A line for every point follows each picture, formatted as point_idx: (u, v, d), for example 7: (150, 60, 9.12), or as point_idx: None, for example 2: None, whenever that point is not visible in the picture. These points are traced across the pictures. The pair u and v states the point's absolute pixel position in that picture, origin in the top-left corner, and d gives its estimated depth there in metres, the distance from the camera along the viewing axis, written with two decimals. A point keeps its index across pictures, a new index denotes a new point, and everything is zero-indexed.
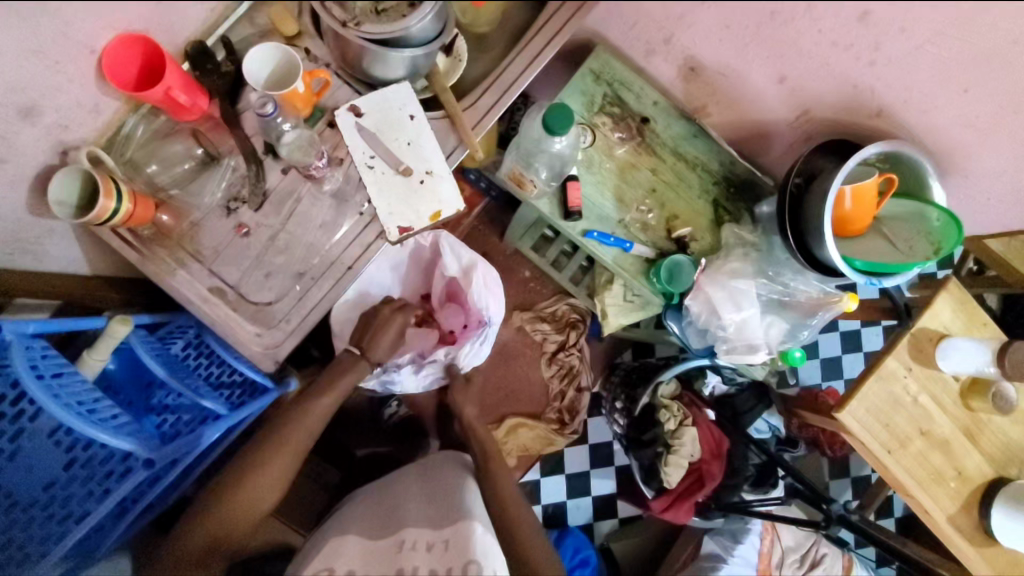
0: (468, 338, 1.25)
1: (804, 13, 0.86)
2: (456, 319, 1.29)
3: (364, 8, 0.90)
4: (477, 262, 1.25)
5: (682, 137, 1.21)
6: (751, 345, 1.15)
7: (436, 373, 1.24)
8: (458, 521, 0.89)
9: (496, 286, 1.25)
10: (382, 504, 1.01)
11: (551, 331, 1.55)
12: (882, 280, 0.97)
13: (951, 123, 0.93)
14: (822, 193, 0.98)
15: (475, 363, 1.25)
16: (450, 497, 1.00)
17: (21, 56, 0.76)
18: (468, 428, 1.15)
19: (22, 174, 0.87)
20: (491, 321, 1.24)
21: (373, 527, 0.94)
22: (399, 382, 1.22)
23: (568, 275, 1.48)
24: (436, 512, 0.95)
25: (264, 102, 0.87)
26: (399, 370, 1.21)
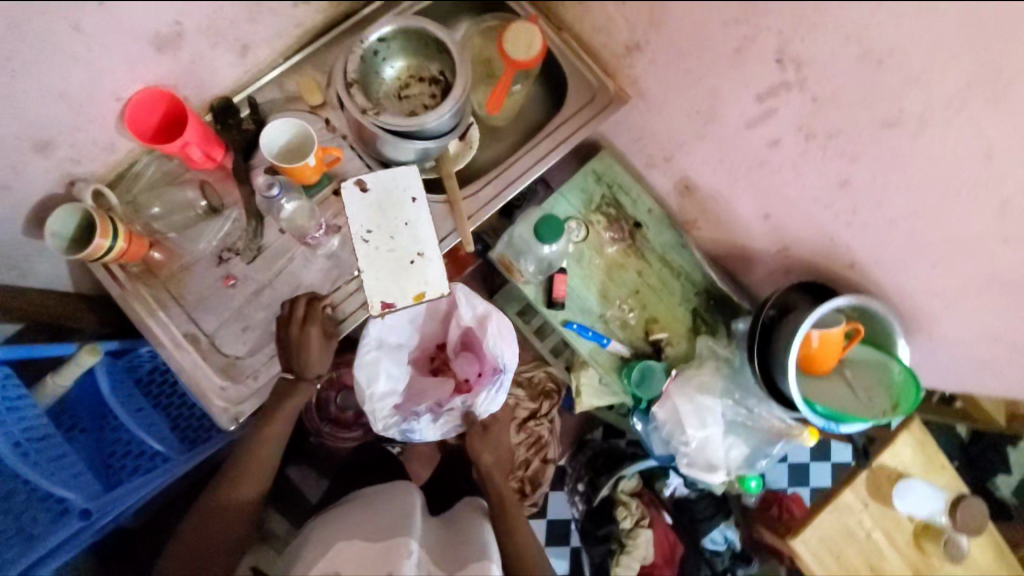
0: (484, 386, 1.18)
1: (790, 169, 0.97)
2: (472, 366, 1.25)
3: (387, 92, 1.04)
4: (491, 312, 1.16)
5: (671, 246, 1.25)
6: (710, 464, 1.16)
7: (455, 422, 1.19)
8: (471, 560, 0.97)
9: (510, 335, 1.14)
10: (385, 513, 1.05)
11: (525, 397, 1.46)
12: (839, 425, 1.00)
13: (916, 290, 0.98)
14: (792, 331, 1.02)
15: (494, 409, 1.18)
16: (456, 537, 1.07)
17: (49, 98, 0.79)
18: (488, 472, 1.16)
19: (24, 201, 0.89)
20: (505, 369, 1.14)
21: (376, 533, 0.99)
22: (419, 431, 1.16)
23: (549, 344, 1.43)
24: (442, 552, 1.02)
25: (270, 184, 0.93)
26: (418, 419, 1.16)
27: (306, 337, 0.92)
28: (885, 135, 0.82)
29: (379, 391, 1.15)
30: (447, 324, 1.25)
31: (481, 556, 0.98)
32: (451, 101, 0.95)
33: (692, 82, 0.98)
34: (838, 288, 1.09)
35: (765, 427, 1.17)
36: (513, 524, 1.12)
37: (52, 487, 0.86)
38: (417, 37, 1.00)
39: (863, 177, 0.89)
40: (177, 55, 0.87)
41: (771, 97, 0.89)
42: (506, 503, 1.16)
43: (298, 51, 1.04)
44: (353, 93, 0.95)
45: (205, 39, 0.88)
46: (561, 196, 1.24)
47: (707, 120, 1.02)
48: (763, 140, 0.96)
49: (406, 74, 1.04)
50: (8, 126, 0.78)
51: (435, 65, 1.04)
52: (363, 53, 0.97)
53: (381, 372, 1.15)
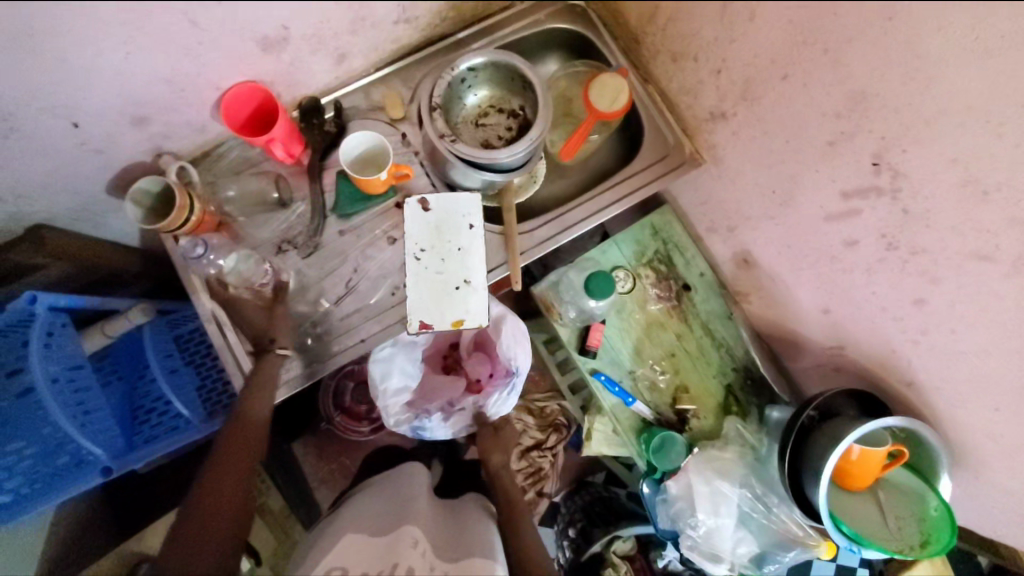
0: (496, 388, 1.16)
1: (861, 272, 0.92)
2: (484, 365, 1.20)
3: (466, 118, 1.06)
4: (507, 315, 1.13)
5: (717, 316, 1.21)
6: (716, 554, 1.11)
7: (464, 422, 1.19)
8: (476, 556, 0.90)
9: (524, 339, 1.11)
10: (393, 502, 1.03)
11: (533, 426, 1.43)
12: (862, 549, 0.95)
13: (975, 428, 0.91)
14: (831, 438, 0.97)
15: (505, 412, 1.16)
16: (463, 531, 1.01)
17: (154, 81, 0.85)
18: (497, 472, 1.16)
19: (114, 164, 0.95)
20: (518, 372, 1.12)
21: (384, 525, 0.94)
22: (429, 429, 1.15)
23: (569, 380, 1.39)
24: (444, 542, 0.94)
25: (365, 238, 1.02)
26: (429, 417, 1.14)
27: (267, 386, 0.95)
28: (971, 266, 0.77)
29: (392, 387, 1.11)
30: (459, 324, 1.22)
31: (486, 552, 0.92)
32: (527, 141, 0.96)
33: (772, 162, 0.96)
34: (889, 401, 1.02)
35: (778, 528, 1.11)
36: (523, 536, 1.05)
37: (81, 438, 0.93)
38: (505, 71, 1.02)
39: (940, 300, 0.83)
40: (278, 56, 0.92)
41: (857, 198, 0.86)
42: (515, 503, 1.13)
43: (389, 65, 1.07)
44: (434, 117, 0.97)
45: (307, 45, 0.93)
46: (614, 242, 1.21)
47: (782, 202, 0.99)
48: (838, 237, 0.92)
49: (488, 103, 1.07)
50: (111, 99, 0.84)
51: (516, 99, 1.06)
52: (451, 80, 0.99)
53: (395, 369, 1.11)
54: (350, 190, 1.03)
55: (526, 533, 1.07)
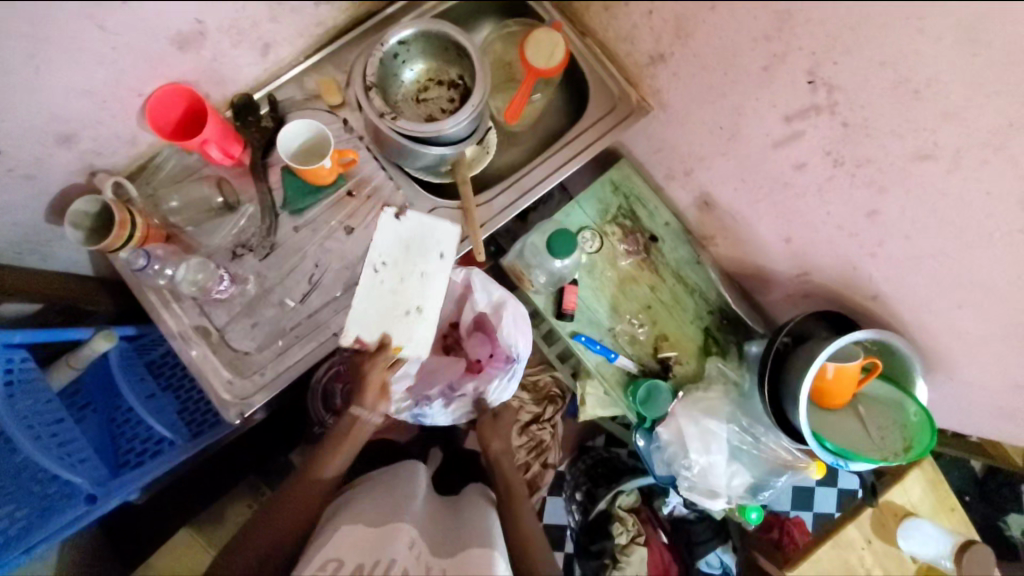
0: (495, 372, 1.16)
1: (814, 194, 0.93)
2: (484, 347, 1.18)
3: (406, 95, 1.04)
4: (508, 300, 1.13)
5: (687, 262, 1.22)
6: (712, 490, 1.14)
7: (465, 409, 1.19)
8: (478, 546, 0.91)
9: (527, 327, 1.13)
10: (387, 496, 1.02)
11: (529, 400, 1.43)
12: (848, 462, 0.98)
13: (940, 329, 0.94)
14: (806, 361, 0.99)
15: (505, 398, 1.18)
16: (459, 526, 1.01)
17: (71, 96, 0.82)
18: (497, 459, 1.14)
19: (46, 190, 0.92)
20: (519, 359, 1.13)
21: (377, 517, 0.94)
22: (430, 417, 1.17)
23: (556, 350, 1.40)
24: (443, 539, 0.96)
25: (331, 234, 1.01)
26: (430, 405, 1.16)
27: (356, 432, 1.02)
28: (915, 167, 0.80)
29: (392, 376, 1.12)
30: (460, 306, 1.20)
31: (486, 542, 0.93)
32: (469, 108, 0.94)
33: (715, 98, 0.96)
34: (858, 318, 1.05)
35: (770, 457, 1.14)
36: (521, 523, 1.07)
37: (61, 470, 0.90)
38: (438, 41, 0.99)
39: (891, 208, 0.86)
40: (198, 54, 0.89)
41: (799, 119, 0.87)
42: (514, 492, 1.13)
43: (319, 50, 1.04)
44: (371, 97, 0.94)
45: (227, 38, 0.90)
46: (576, 203, 1.21)
47: (730, 137, 0.99)
48: (788, 162, 0.93)
49: (425, 77, 1.04)
50: (31, 120, 0.81)
51: (454, 69, 1.04)
52: (383, 56, 0.96)
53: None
54: (298, 183, 1.01)
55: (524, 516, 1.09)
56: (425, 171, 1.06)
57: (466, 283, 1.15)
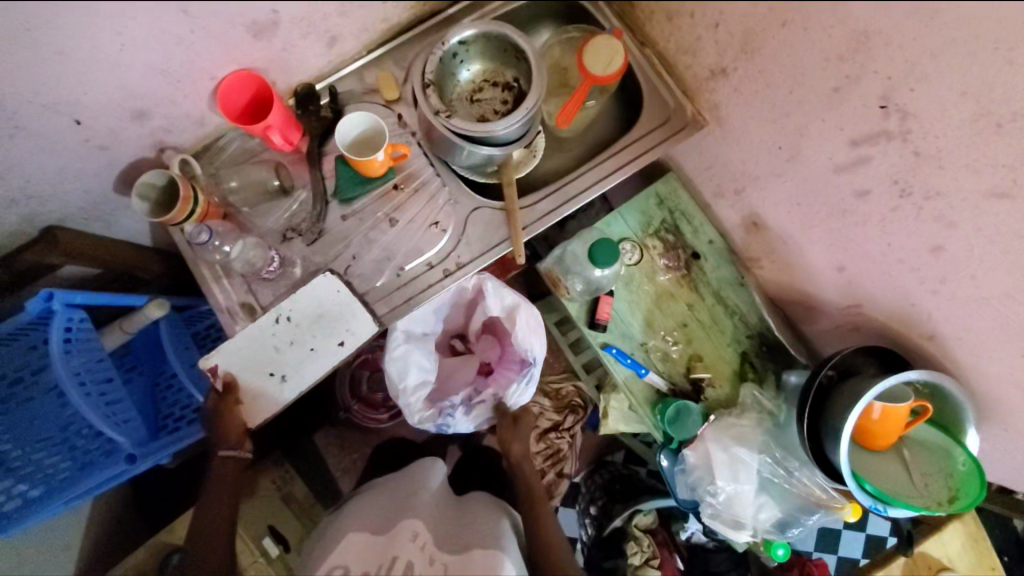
0: (513, 378, 1.15)
1: (875, 223, 0.90)
2: (494, 350, 1.25)
3: (460, 95, 1.06)
4: (521, 304, 1.12)
5: (729, 283, 1.19)
6: (737, 520, 1.10)
7: (486, 414, 1.16)
8: (485, 547, 0.94)
9: (540, 327, 1.11)
10: (398, 494, 1.06)
11: (549, 408, 1.41)
12: (888, 508, 0.93)
13: (1003, 378, 0.88)
14: (851, 397, 0.94)
15: (524, 401, 1.14)
16: (470, 525, 1.02)
17: (149, 74, 0.87)
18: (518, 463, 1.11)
19: (118, 161, 0.97)
20: (535, 361, 1.11)
21: (381, 520, 1.01)
22: (453, 425, 1.13)
23: (582, 360, 1.41)
24: (452, 535, 0.99)
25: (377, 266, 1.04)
26: (452, 412, 1.13)
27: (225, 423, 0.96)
28: (990, 205, 0.75)
29: (411, 384, 1.11)
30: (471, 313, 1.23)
31: (496, 544, 0.95)
32: (523, 112, 0.95)
33: (777, 116, 0.93)
34: (910, 357, 1.00)
35: (802, 492, 1.10)
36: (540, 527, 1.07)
37: (106, 428, 0.94)
38: (498, 43, 1.00)
39: (959, 245, 0.81)
40: (269, 43, 0.93)
41: (866, 144, 0.83)
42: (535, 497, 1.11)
43: (381, 46, 1.07)
44: (428, 95, 0.96)
45: (297, 30, 0.93)
46: (619, 213, 1.19)
47: (788, 158, 0.96)
48: (850, 188, 0.89)
49: (481, 78, 1.05)
50: (110, 94, 0.86)
51: (510, 72, 1.05)
52: (443, 55, 0.98)
53: (412, 364, 1.11)
54: (348, 173, 1.03)
55: (547, 521, 1.08)
56: (472, 170, 1.07)
57: (480, 290, 1.15)
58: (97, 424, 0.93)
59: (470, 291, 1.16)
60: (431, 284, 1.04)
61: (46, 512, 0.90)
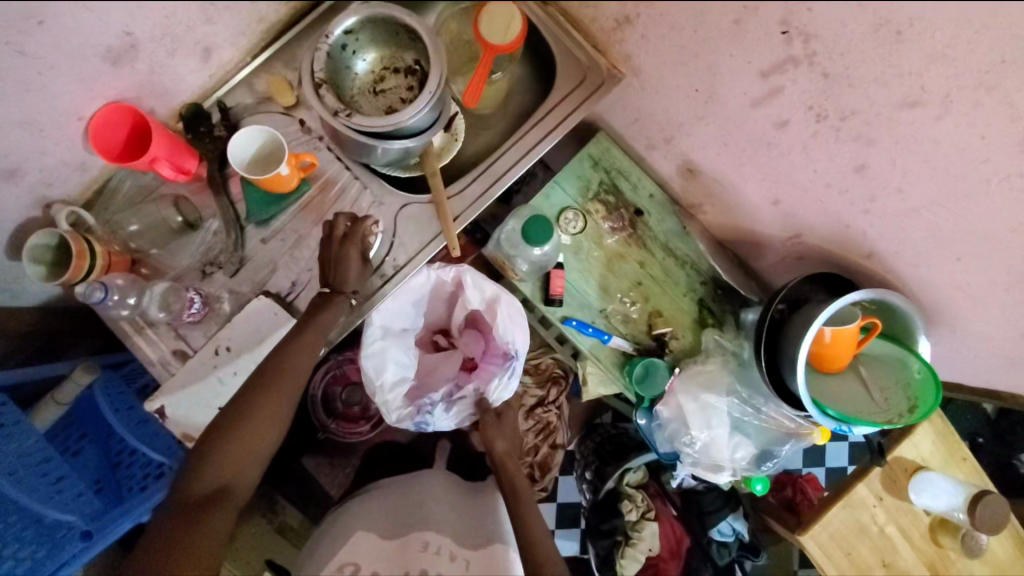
0: (495, 371, 1.10)
1: (799, 152, 0.89)
2: (478, 345, 1.18)
3: (361, 89, 0.98)
4: (500, 295, 1.07)
5: (675, 234, 1.16)
6: (716, 464, 1.14)
7: (468, 411, 1.10)
8: (496, 544, 0.95)
9: (521, 320, 1.06)
10: (402, 504, 1.04)
11: (532, 384, 1.41)
12: (853, 426, 0.95)
13: (940, 282, 0.91)
14: (802, 327, 0.96)
15: (507, 396, 1.09)
16: (480, 520, 1.04)
17: (6, 127, 0.79)
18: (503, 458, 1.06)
19: (2, 227, 0.89)
20: (517, 354, 1.06)
21: (394, 524, 0.99)
22: (433, 423, 1.07)
23: (554, 333, 1.35)
24: (459, 528, 0.99)
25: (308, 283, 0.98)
26: (432, 409, 1.06)
27: (347, 255, 0.94)
28: (902, 116, 0.75)
29: (388, 381, 1.05)
30: (453, 306, 1.19)
31: (503, 538, 0.97)
32: (427, 95, 0.88)
33: (687, 59, 0.88)
34: (855, 277, 1.01)
35: (772, 425, 1.14)
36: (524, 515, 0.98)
37: (51, 510, 0.89)
38: (386, 25, 0.93)
39: (881, 161, 0.82)
40: (134, 67, 0.84)
41: (776, 74, 0.80)
42: (517, 485, 1.04)
43: (265, 49, 0.98)
44: (322, 95, 0.87)
45: (162, 47, 0.85)
46: (554, 183, 1.15)
47: (707, 100, 0.92)
48: (769, 121, 0.87)
49: (380, 66, 0.98)
50: None
51: (409, 54, 0.98)
52: (330, 49, 0.90)
53: (390, 360, 1.06)
54: (259, 194, 0.96)
55: (531, 513, 0.97)
56: (392, 166, 1.01)
57: (459, 283, 1.12)
58: (39, 509, 0.88)
59: (449, 284, 1.13)
60: (370, 293, 1.00)
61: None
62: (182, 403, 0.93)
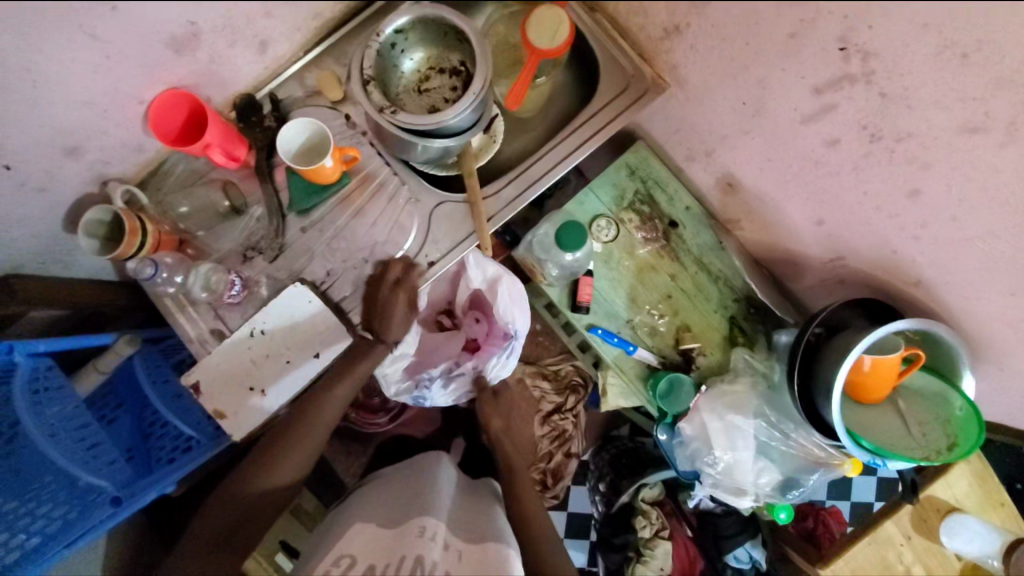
0: (494, 351, 1.13)
1: (848, 172, 0.86)
2: (479, 326, 1.17)
3: (407, 87, 1.00)
4: (502, 275, 1.09)
5: (709, 248, 1.14)
6: (738, 487, 1.11)
7: (464, 388, 1.16)
8: (493, 544, 0.91)
9: (522, 300, 1.10)
10: (405, 495, 1.02)
11: (551, 390, 1.40)
12: (887, 461, 0.91)
13: (994, 317, 0.86)
14: (841, 353, 0.92)
15: (504, 375, 1.15)
16: (478, 515, 1.01)
17: (73, 107, 0.83)
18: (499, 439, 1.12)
19: (62, 201, 0.94)
20: (516, 336, 1.11)
21: (394, 516, 0.95)
22: (430, 398, 1.15)
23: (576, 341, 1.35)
24: (457, 524, 0.95)
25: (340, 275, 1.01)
26: (429, 385, 1.14)
27: (395, 301, 0.97)
28: (963, 140, 0.72)
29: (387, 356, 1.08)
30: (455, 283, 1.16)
31: (499, 539, 0.92)
32: (471, 96, 0.89)
33: (736, 72, 0.86)
34: (900, 305, 0.97)
35: (801, 453, 1.09)
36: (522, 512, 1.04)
37: (84, 474, 0.94)
38: (436, 26, 0.95)
39: (935, 186, 0.78)
40: (195, 56, 0.88)
41: (831, 91, 0.78)
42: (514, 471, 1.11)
43: (318, 45, 1.01)
44: (369, 91, 0.89)
45: (222, 38, 0.88)
46: (589, 190, 1.15)
47: (754, 114, 0.90)
48: (819, 138, 0.85)
49: (427, 66, 1.00)
50: (35, 135, 0.82)
51: (455, 55, 0.99)
52: (380, 47, 0.92)
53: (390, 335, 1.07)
54: (302, 184, 0.99)
55: (531, 507, 1.06)
56: (430, 164, 1.02)
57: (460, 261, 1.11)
58: (75, 471, 0.93)
59: (451, 262, 1.10)
60: None
61: (44, 562, 0.90)
62: (216, 377, 0.96)
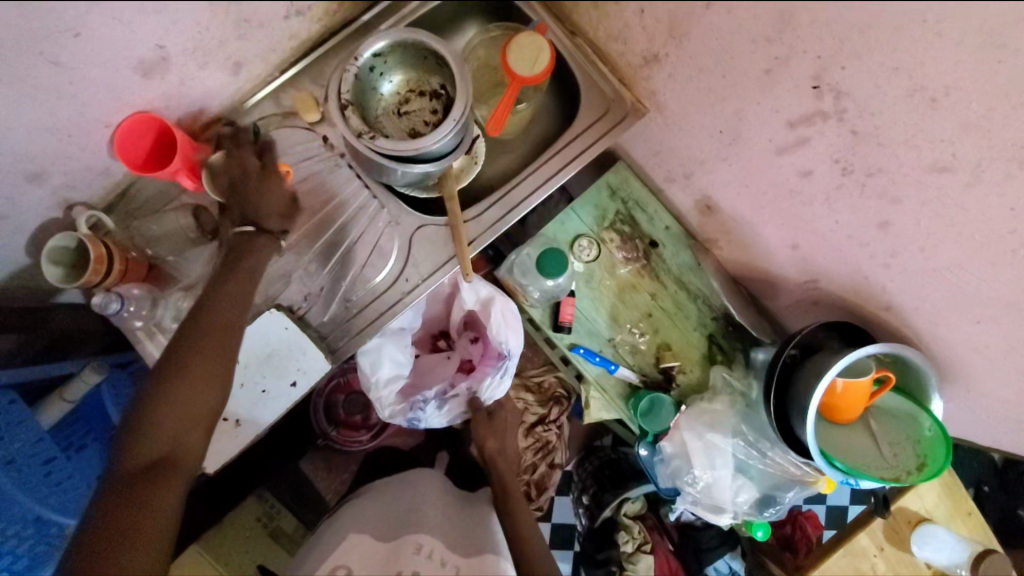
0: (487, 371, 1.12)
1: (821, 202, 0.88)
2: (475, 347, 1.19)
3: (386, 109, 0.99)
4: (496, 296, 1.08)
5: (689, 268, 1.15)
6: (717, 505, 1.12)
7: (460, 409, 1.14)
8: (491, 553, 0.95)
9: (516, 321, 1.08)
10: (399, 504, 1.03)
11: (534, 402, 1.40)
12: (860, 481, 0.93)
13: (960, 342, 0.89)
14: (816, 374, 0.94)
15: (498, 397, 1.12)
16: (475, 528, 1.03)
17: (35, 133, 0.82)
18: (493, 458, 1.09)
19: (23, 227, 0.91)
20: (510, 354, 1.08)
21: (388, 528, 0.98)
22: (425, 419, 1.10)
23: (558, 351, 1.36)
24: (454, 535, 0.98)
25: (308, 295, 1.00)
26: (424, 406, 1.10)
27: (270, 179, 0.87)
28: (930, 179, 0.75)
29: (384, 377, 1.08)
30: (451, 306, 1.19)
31: (493, 548, 0.96)
32: (451, 121, 0.88)
33: (713, 101, 0.87)
34: (872, 329, 1.00)
35: (777, 470, 1.12)
36: (517, 525, 1.01)
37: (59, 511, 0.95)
38: (414, 50, 0.93)
39: (904, 219, 0.81)
40: (164, 79, 0.86)
41: (804, 125, 0.80)
42: (509, 490, 1.08)
43: (293, 64, 0.98)
44: (347, 115, 0.88)
45: (192, 61, 0.86)
46: (571, 209, 1.15)
47: (731, 141, 0.91)
48: (793, 169, 0.87)
49: (406, 88, 0.98)
50: None
51: (435, 78, 0.98)
52: (358, 71, 0.90)
53: (385, 358, 1.07)
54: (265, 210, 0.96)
55: (522, 523, 1.02)
56: (411, 186, 1.01)
57: (455, 282, 1.11)
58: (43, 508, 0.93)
59: (447, 284, 1.13)
60: (383, 310, 1.00)
61: None
62: None
